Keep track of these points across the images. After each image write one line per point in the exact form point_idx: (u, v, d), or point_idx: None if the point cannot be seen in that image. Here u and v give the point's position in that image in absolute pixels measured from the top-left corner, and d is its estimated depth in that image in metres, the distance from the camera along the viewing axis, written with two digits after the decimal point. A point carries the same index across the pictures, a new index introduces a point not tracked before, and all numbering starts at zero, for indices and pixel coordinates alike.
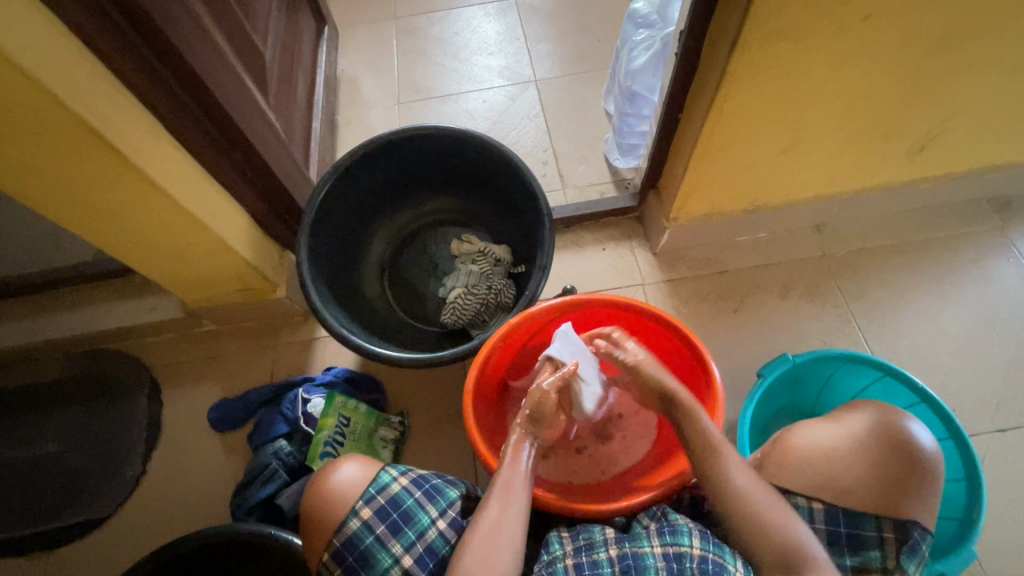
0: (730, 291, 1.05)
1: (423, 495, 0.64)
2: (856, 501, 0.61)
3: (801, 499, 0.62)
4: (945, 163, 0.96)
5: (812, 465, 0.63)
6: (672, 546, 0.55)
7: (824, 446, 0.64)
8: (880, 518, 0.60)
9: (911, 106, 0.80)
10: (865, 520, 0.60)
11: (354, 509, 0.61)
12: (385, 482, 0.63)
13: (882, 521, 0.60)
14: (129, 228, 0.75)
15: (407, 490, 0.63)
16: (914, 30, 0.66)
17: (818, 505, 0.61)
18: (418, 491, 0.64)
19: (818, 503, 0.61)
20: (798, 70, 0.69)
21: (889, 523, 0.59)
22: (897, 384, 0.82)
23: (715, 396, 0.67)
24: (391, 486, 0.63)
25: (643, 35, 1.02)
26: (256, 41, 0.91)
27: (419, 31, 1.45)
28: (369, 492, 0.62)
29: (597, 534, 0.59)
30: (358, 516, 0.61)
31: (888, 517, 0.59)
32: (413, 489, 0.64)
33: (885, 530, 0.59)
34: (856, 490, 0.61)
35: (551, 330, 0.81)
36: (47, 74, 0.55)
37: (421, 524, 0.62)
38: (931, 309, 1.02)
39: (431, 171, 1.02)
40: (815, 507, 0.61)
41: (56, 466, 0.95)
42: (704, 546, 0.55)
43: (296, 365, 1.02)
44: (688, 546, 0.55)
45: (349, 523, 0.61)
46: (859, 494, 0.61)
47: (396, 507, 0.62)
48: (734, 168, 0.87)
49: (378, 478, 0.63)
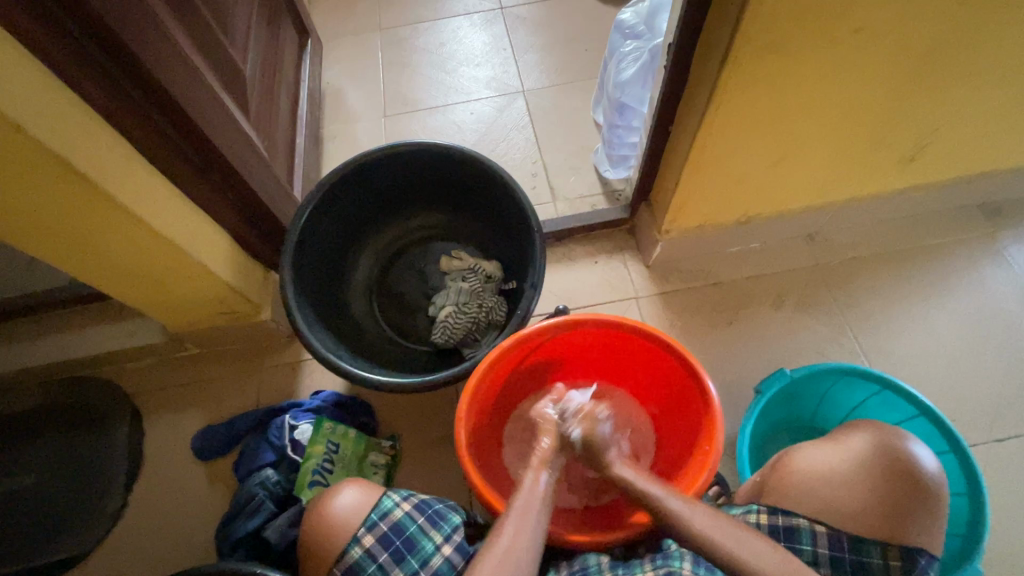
0: (725, 303, 1.03)
1: (427, 520, 0.63)
2: (858, 527, 0.59)
3: (802, 520, 0.60)
4: (936, 171, 0.95)
5: (810, 488, 0.62)
6: (663, 569, 0.55)
7: (822, 470, 0.63)
8: (886, 545, 0.57)
9: (902, 117, 0.79)
10: (870, 546, 0.57)
11: (356, 536, 0.60)
12: (387, 507, 0.62)
13: (888, 547, 0.57)
14: (104, 255, 0.72)
15: (410, 516, 0.62)
16: (905, 42, 0.66)
17: (820, 527, 0.59)
18: (421, 517, 0.63)
19: (821, 527, 0.59)
20: (789, 83, 0.68)
21: (895, 550, 0.56)
22: (896, 397, 0.81)
23: (714, 417, 0.66)
24: (394, 512, 0.62)
25: (631, 47, 1.02)
26: (235, 58, 0.89)
27: (405, 42, 1.43)
28: (372, 519, 0.61)
29: (592, 559, 0.60)
30: (360, 544, 0.60)
31: (894, 544, 0.57)
32: (416, 515, 0.63)
33: (892, 558, 0.56)
34: (857, 515, 0.59)
35: (545, 350, 0.79)
36: (10, 102, 0.52)
37: (425, 552, 0.61)
38: (926, 318, 1.01)
39: (419, 187, 1.00)
40: (818, 530, 0.59)
41: (31, 501, 0.91)
42: (696, 569, 0.55)
43: (283, 388, 0.99)
44: (680, 568, 0.54)
45: (350, 551, 0.60)
46: (861, 519, 0.59)
47: (399, 534, 0.61)
48: (726, 180, 0.86)
49: (380, 504, 0.62)
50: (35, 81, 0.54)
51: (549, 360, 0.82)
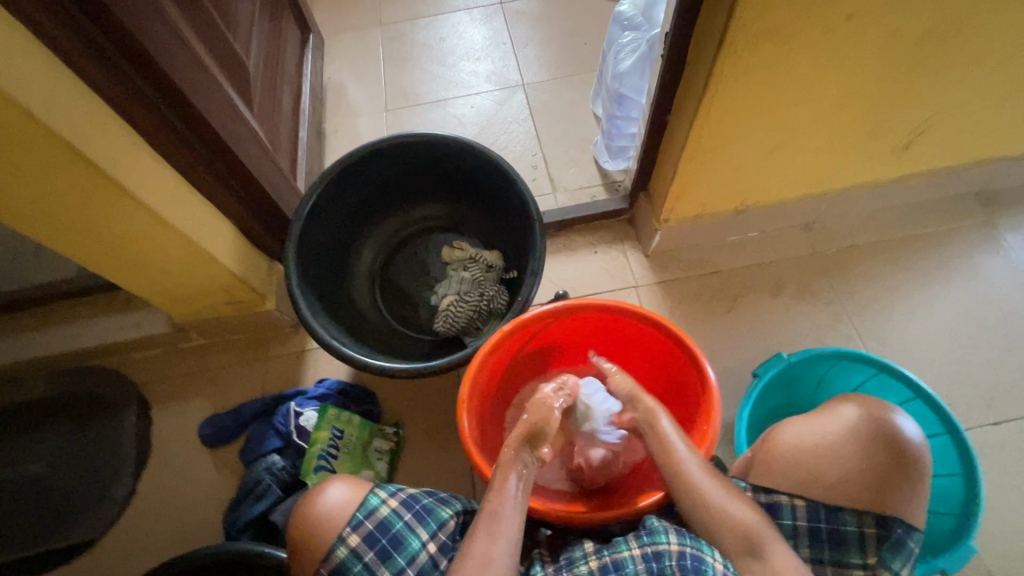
0: (724, 291, 1.04)
1: (413, 517, 0.62)
2: (841, 498, 0.61)
3: (783, 496, 0.63)
4: (932, 158, 0.96)
5: (797, 462, 0.63)
6: (650, 546, 0.55)
7: (810, 441, 0.64)
8: (863, 514, 0.60)
9: (897, 104, 0.80)
10: (847, 516, 0.60)
11: (342, 535, 0.60)
12: (372, 505, 0.62)
13: (864, 516, 0.60)
14: (111, 245, 0.74)
15: (396, 513, 0.62)
16: (898, 28, 0.66)
17: (800, 501, 0.62)
18: (408, 513, 0.62)
19: (800, 501, 0.62)
20: (784, 71, 0.69)
21: (871, 519, 0.59)
22: (892, 381, 0.82)
23: (710, 398, 0.67)
24: (379, 509, 0.62)
25: (629, 38, 1.03)
26: (238, 51, 0.90)
27: (406, 38, 1.44)
28: (357, 518, 0.61)
29: (578, 551, 0.59)
30: (346, 543, 0.60)
31: (871, 513, 0.59)
32: (403, 512, 0.62)
33: (866, 526, 0.60)
34: (841, 485, 0.61)
35: (545, 336, 0.81)
36: (22, 92, 0.53)
37: (412, 549, 0.61)
38: (923, 304, 1.02)
39: (420, 179, 1.01)
40: (797, 504, 0.62)
41: (42, 489, 0.93)
42: (681, 542, 0.55)
43: (287, 378, 1.01)
44: (665, 543, 0.55)
45: (336, 551, 0.60)
46: (844, 490, 0.61)
47: (384, 532, 0.60)
48: (723, 169, 0.87)
49: (366, 502, 0.62)
50: (45, 72, 0.56)
51: (549, 345, 0.84)
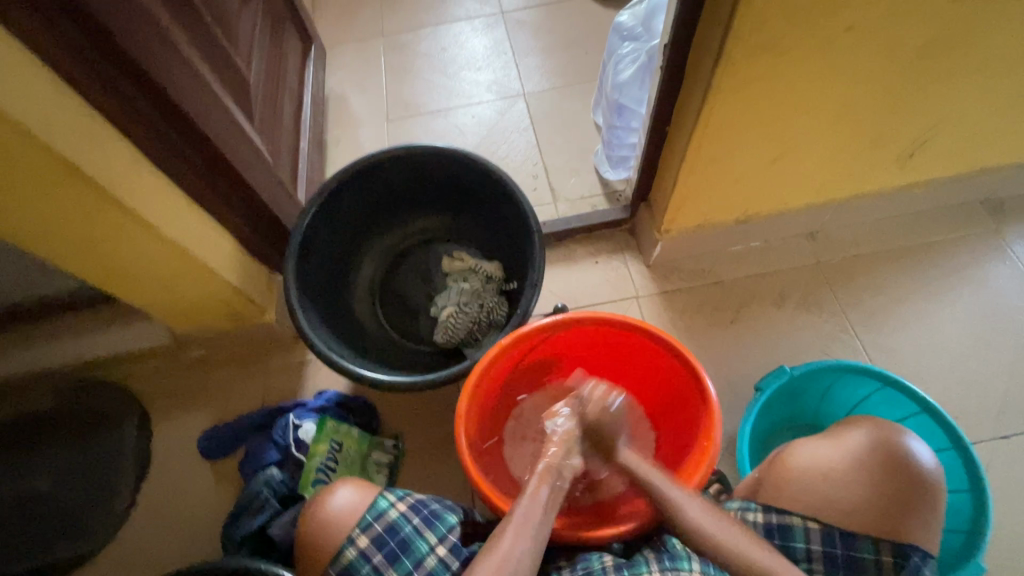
0: (726, 302, 1.03)
1: (422, 521, 0.62)
2: (854, 523, 0.59)
3: (797, 518, 0.61)
4: (937, 167, 0.95)
5: (809, 484, 0.62)
6: (672, 572, 0.54)
7: (820, 464, 0.63)
8: (878, 540, 0.58)
9: (900, 114, 0.79)
10: (863, 542, 0.58)
11: (351, 537, 0.60)
12: (381, 508, 0.61)
13: (881, 543, 0.57)
14: (113, 259, 0.74)
15: (405, 516, 0.61)
16: (899, 38, 0.66)
17: (814, 524, 0.60)
18: (416, 517, 0.62)
19: (815, 524, 0.60)
20: (783, 82, 0.69)
21: (887, 546, 0.57)
22: (897, 394, 0.80)
23: (711, 414, 0.66)
24: (388, 513, 0.61)
25: (629, 48, 1.03)
26: (239, 65, 0.91)
27: (407, 48, 1.45)
28: (366, 520, 0.61)
29: (595, 562, 0.58)
30: (355, 545, 0.60)
31: (886, 540, 0.57)
32: (412, 516, 0.62)
33: (883, 554, 0.57)
34: (854, 510, 0.59)
35: (544, 348, 0.80)
36: (20, 109, 0.54)
37: (419, 553, 0.60)
38: (928, 315, 1.01)
39: (420, 190, 1.01)
40: (812, 528, 0.60)
41: (42, 501, 0.93)
42: (703, 570, 0.55)
43: (287, 389, 1.01)
44: (688, 570, 0.54)
45: (345, 552, 0.60)
46: (858, 515, 0.59)
47: (393, 535, 0.60)
48: (724, 179, 0.87)
49: (375, 505, 0.62)
50: (45, 90, 0.56)
51: (549, 358, 0.83)
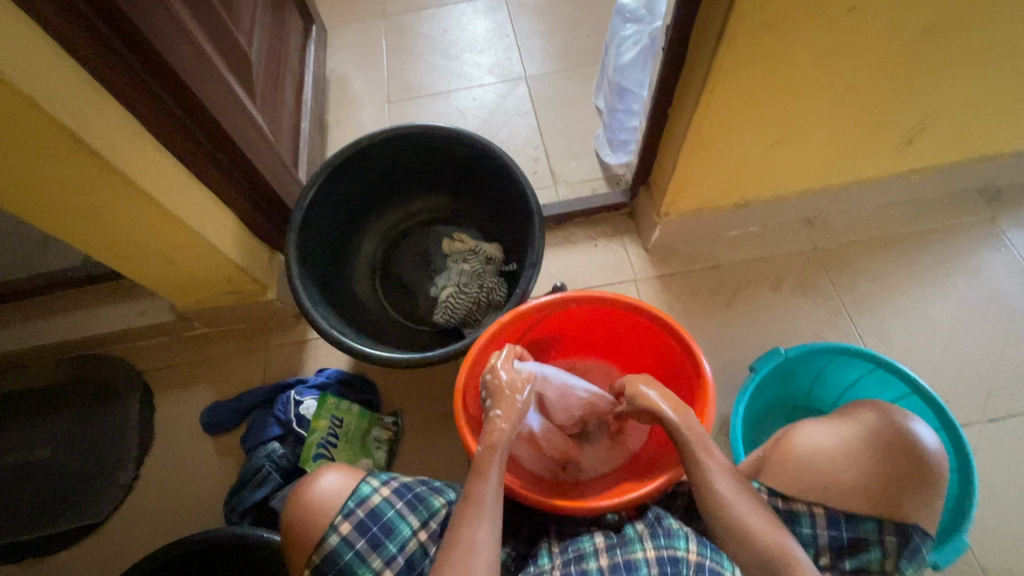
0: (723, 286, 1.04)
1: (405, 505, 0.61)
2: (858, 505, 0.61)
3: (802, 505, 0.63)
4: (936, 154, 0.96)
5: (813, 468, 0.64)
6: (666, 550, 0.56)
7: (825, 447, 0.65)
8: (882, 521, 0.61)
9: (900, 99, 0.80)
10: (868, 524, 0.61)
11: (333, 524, 0.59)
12: (365, 493, 0.60)
13: (884, 523, 0.61)
14: (117, 233, 0.75)
15: (388, 501, 0.61)
16: (901, 21, 0.66)
17: (819, 510, 0.62)
18: (400, 501, 0.61)
19: (821, 509, 0.62)
20: (785, 64, 0.69)
21: (891, 526, 0.60)
22: (889, 376, 0.82)
23: (705, 391, 0.67)
24: (371, 498, 0.60)
25: (632, 30, 1.02)
26: (240, 42, 0.90)
27: (408, 29, 1.44)
28: (349, 506, 0.59)
29: (587, 544, 0.59)
30: (337, 532, 0.58)
31: (890, 521, 0.60)
32: (395, 500, 0.61)
33: (887, 533, 0.60)
34: (859, 490, 0.62)
35: (544, 326, 0.81)
36: (27, 78, 0.54)
37: (402, 536, 0.60)
38: (922, 300, 1.02)
39: (421, 171, 1.01)
40: (817, 514, 0.62)
41: (48, 472, 0.95)
42: (700, 552, 0.55)
43: (289, 367, 1.02)
44: (684, 550, 0.55)
45: (328, 539, 0.58)
46: (863, 497, 0.61)
47: (376, 520, 0.59)
48: (723, 163, 0.87)
49: (358, 490, 0.61)
50: (49, 59, 0.56)
51: (549, 336, 0.84)
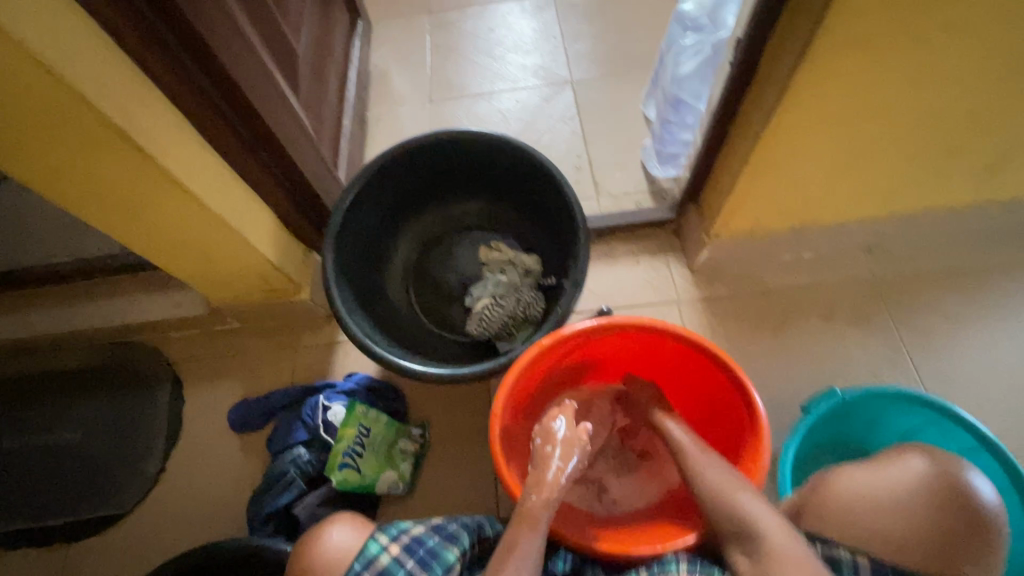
0: (772, 314, 0.99)
1: (417, 563, 0.58)
2: (906, 558, 0.56)
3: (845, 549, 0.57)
4: (1017, 185, 0.88)
5: (854, 513, 0.60)
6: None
7: (869, 492, 0.61)
8: None
9: (987, 126, 0.73)
10: None
11: None
12: (372, 554, 0.59)
13: None
14: (157, 228, 0.74)
15: (397, 561, 0.58)
16: (1002, 44, 0.60)
17: (863, 559, 0.54)
18: (410, 560, 0.58)
19: (865, 558, 0.54)
20: (867, 85, 0.64)
21: None
22: (955, 427, 0.76)
23: (759, 435, 0.63)
24: (379, 558, 0.59)
25: (691, 40, 0.95)
26: (287, 36, 0.88)
27: (453, 26, 1.41)
28: (355, 568, 0.58)
29: None
30: None
31: None
32: (404, 559, 0.58)
33: None
34: (905, 543, 0.57)
35: (585, 351, 0.77)
36: (77, 72, 0.53)
37: None
38: (989, 343, 0.95)
39: (462, 176, 0.98)
40: (861, 563, 0.53)
41: (77, 459, 0.96)
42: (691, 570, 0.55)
43: (317, 368, 1.00)
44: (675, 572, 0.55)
45: None
46: (910, 550, 0.56)
47: None
48: (785, 186, 0.82)
49: (365, 550, 0.59)
50: (99, 52, 0.55)
51: (587, 360, 0.80)
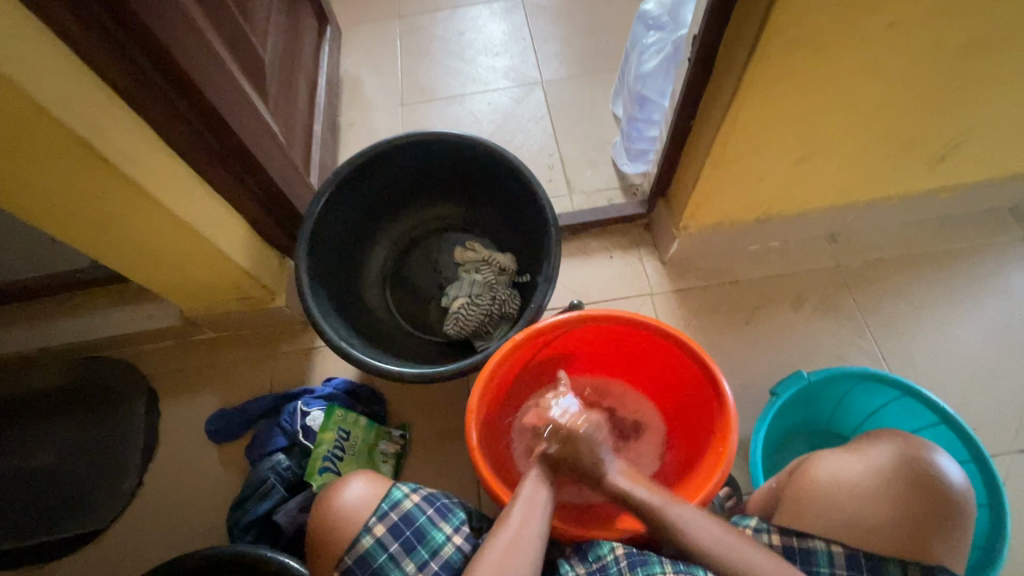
0: (742, 303, 1.01)
1: (436, 512, 0.62)
2: (881, 544, 0.58)
3: (820, 541, 0.60)
4: (969, 171, 0.92)
5: (833, 501, 0.62)
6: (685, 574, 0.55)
7: (844, 478, 0.63)
8: (907, 565, 0.57)
9: (935, 116, 0.76)
10: (889, 565, 0.57)
11: (366, 525, 0.59)
12: (397, 497, 0.60)
13: (909, 566, 0.56)
14: (126, 239, 0.73)
15: (419, 507, 0.61)
16: (943, 37, 0.63)
17: (837, 548, 0.59)
18: (431, 508, 0.62)
19: (838, 547, 0.59)
20: (818, 79, 0.66)
21: (916, 569, 0.56)
22: (916, 404, 0.78)
23: (727, 417, 0.65)
24: (404, 502, 0.61)
25: (654, 37, 0.98)
26: (254, 43, 0.88)
27: (423, 31, 1.42)
28: (383, 508, 0.59)
29: (608, 553, 0.59)
30: (371, 533, 0.58)
31: (914, 563, 0.56)
32: (426, 506, 0.61)
33: None
34: (881, 530, 0.59)
35: (558, 344, 0.79)
36: (34, 85, 0.52)
37: (435, 543, 0.60)
38: (949, 324, 0.98)
39: (434, 178, 0.99)
40: (835, 551, 0.59)
41: (50, 477, 0.94)
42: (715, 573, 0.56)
43: (296, 375, 1.00)
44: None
45: (360, 540, 0.58)
46: (885, 536, 0.58)
47: (409, 524, 0.59)
48: (747, 179, 0.84)
49: (390, 494, 0.61)
50: (58, 64, 0.54)
51: (561, 354, 0.82)
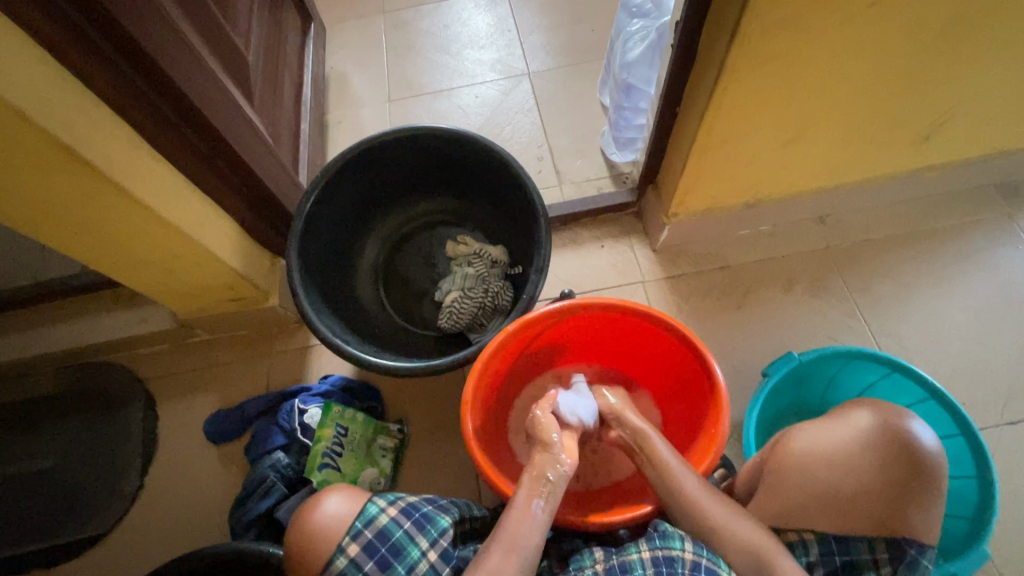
0: (733, 288, 1.02)
1: (413, 525, 0.61)
2: (853, 521, 0.61)
3: (794, 534, 0.64)
4: (954, 150, 0.93)
5: (809, 477, 0.63)
6: (662, 551, 0.56)
7: (821, 452, 0.63)
8: (874, 540, 0.60)
9: (917, 96, 0.77)
10: (857, 544, 0.61)
11: (341, 546, 0.59)
12: (371, 514, 0.60)
13: (876, 542, 0.60)
14: (114, 244, 0.73)
15: (396, 521, 0.61)
16: (921, 17, 0.63)
17: (809, 536, 0.63)
18: (408, 521, 0.61)
19: (810, 535, 0.63)
20: (800, 62, 0.66)
21: (882, 544, 0.60)
22: (905, 380, 0.79)
23: (719, 399, 0.65)
24: (378, 518, 0.61)
25: (638, 26, 0.99)
26: (237, 43, 0.88)
27: (408, 25, 1.41)
28: (356, 527, 0.59)
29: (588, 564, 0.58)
30: (345, 554, 0.58)
31: (881, 538, 0.60)
32: (402, 520, 0.61)
33: (879, 551, 0.60)
34: (854, 505, 0.61)
35: (551, 333, 0.79)
36: (15, 91, 0.52)
37: (411, 557, 0.60)
38: (937, 301, 0.99)
39: (423, 173, 0.99)
40: (807, 541, 0.63)
41: (51, 483, 0.94)
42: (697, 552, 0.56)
43: (292, 374, 1.01)
44: (680, 550, 0.56)
45: (335, 561, 0.58)
46: (857, 514, 0.61)
47: (384, 540, 0.59)
48: (734, 164, 0.85)
49: (365, 511, 0.61)
50: (39, 69, 0.54)
51: (554, 343, 0.82)
